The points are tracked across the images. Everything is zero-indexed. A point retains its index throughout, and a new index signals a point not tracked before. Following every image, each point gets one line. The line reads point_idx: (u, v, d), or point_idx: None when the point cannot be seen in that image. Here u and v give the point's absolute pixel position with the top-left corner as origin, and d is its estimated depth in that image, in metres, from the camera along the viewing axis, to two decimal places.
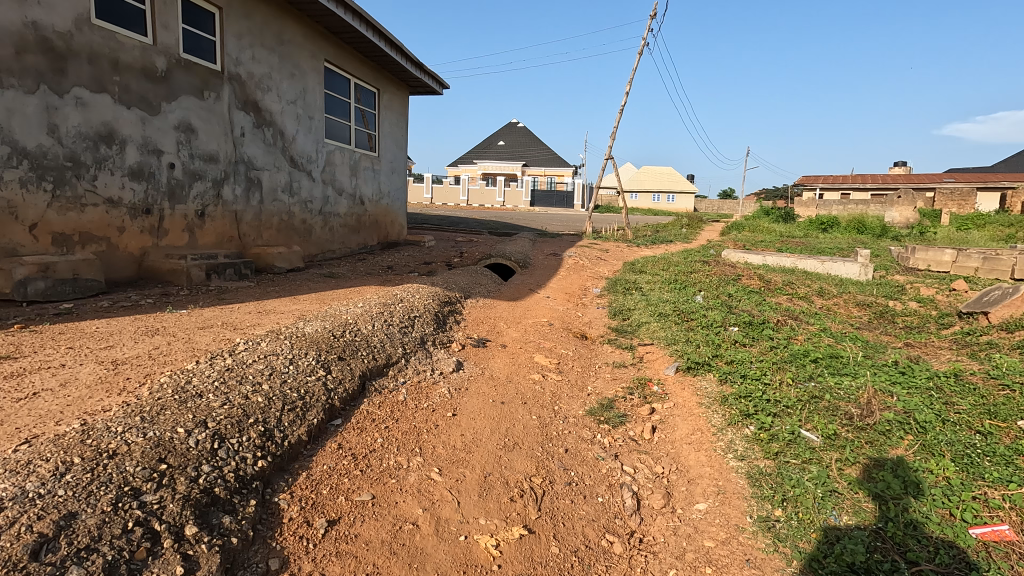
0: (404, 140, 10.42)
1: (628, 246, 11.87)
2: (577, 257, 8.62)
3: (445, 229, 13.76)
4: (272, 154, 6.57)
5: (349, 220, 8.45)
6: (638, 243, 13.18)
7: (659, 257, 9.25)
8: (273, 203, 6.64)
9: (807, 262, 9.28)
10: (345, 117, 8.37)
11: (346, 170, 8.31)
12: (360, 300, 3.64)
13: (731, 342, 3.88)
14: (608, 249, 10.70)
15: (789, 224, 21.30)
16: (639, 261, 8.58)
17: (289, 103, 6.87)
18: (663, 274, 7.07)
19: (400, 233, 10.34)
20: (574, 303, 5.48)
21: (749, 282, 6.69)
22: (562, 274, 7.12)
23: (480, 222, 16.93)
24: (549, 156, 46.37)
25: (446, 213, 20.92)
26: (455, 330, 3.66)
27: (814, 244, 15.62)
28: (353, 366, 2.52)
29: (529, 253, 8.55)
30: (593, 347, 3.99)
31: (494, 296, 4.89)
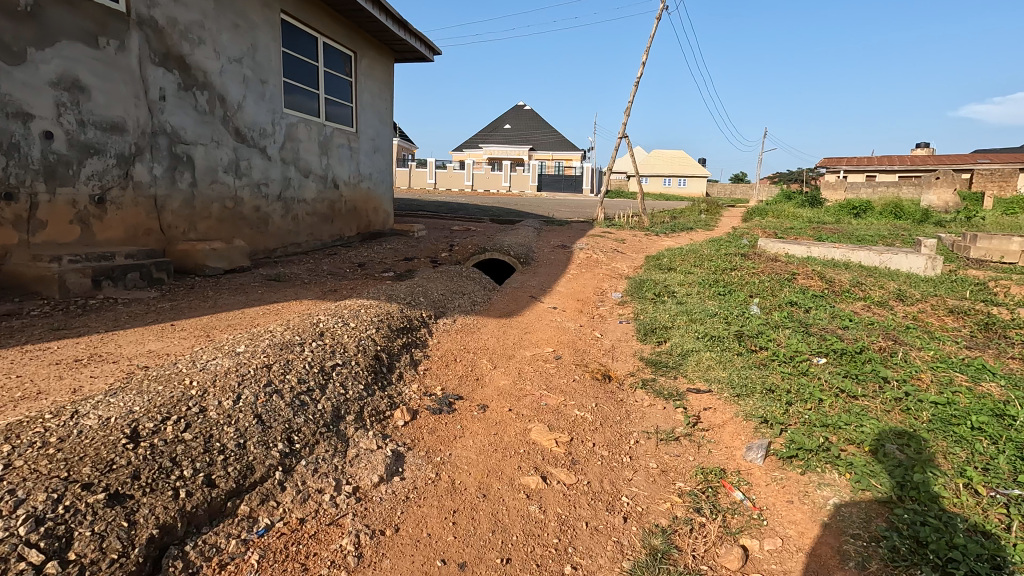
0: (390, 114, 9.05)
1: (647, 235, 10.47)
2: (590, 250, 7.28)
3: (443, 217, 12.42)
4: (208, 124, 5.25)
5: (318, 208, 7.12)
6: (657, 231, 11.76)
7: (686, 249, 7.86)
8: (211, 186, 5.33)
9: (862, 253, 7.88)
10: (313, 84, 7.02)
11: (313, 147, 6.96)
12: (256, 332, 2.32)
13: (833, 392, 2.55)
14: (624, 239, 9.34)
15: (815, 209, 19.72)
16: (664, 255, 7.20)
17: (232, 61, 5.51)
18: (698, 273, 5.70)
19: (385, 222, 9.02)
20: (589, 317, 4.16)
21: (809, 284, 5.30)
22: (572, 273, 5.79)
23: (483, 208, 15.55)
24: (557, 140, 44.65)
25: (447, 199, 19.56)
26: (408, 377, 2.35)
27: (851, 231, 14.08)
28: (146, 511, 1.33)
29: (533, 245, 7.23)
30: (622, 395, 2.68)
31: (481, 311, 3.58)
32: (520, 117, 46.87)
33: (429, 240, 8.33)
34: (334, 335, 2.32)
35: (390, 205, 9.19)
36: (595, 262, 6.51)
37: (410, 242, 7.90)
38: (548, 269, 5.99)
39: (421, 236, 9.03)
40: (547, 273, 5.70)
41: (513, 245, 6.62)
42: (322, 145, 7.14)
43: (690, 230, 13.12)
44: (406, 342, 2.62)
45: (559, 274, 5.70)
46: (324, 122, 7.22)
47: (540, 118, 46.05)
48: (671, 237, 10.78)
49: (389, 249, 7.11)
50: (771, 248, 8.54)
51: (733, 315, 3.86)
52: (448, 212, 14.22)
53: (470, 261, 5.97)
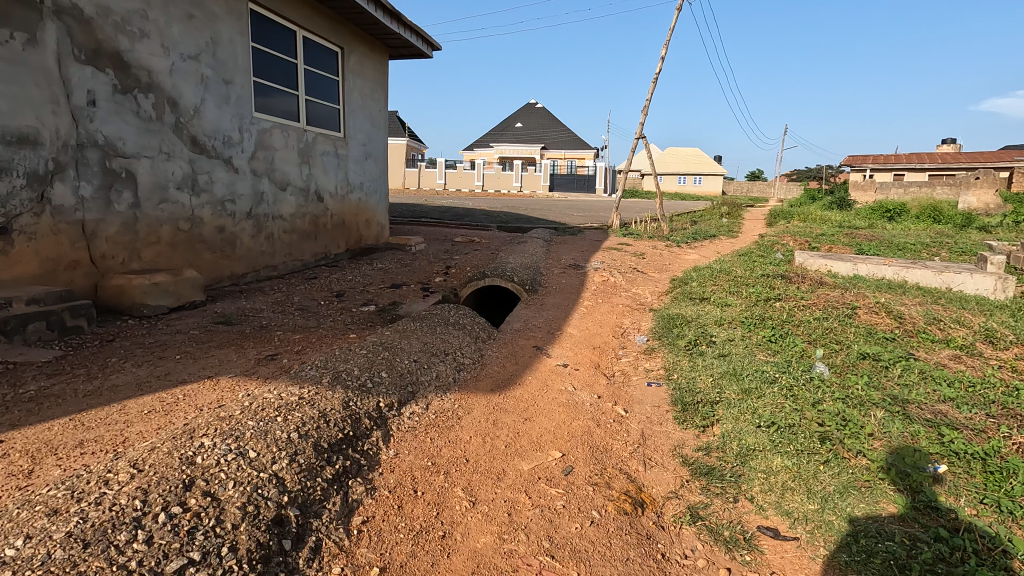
0: (384, 118, 8.22)
1: (668, 247, 9.55)
2: (607, 271, 6.38)
3: (447, 227, 11.60)
4: (155, 134, 4.45)
5: (297, 224, 6.31)
6: (679, 241, 10.82)
7: (716, 266, 6.94)
8: (160, 206, 4.54)
9: (919, 272, 6.90)
10: (291, 85, 6.20)
11: (291, 156, 6.14)
12: (91, 476, 1.47)
13: (993, 557, 1.66)
14: (642, 252, 8.43)
15: (844, 211, 18.59)
16: (693, 275, 6.29)
17: (185, 58, 4.70)
18: (739, 306, 4.77)
19: (379, 236, 8.20)
20: (608, 377, 3.28)
21: (875, 322, 4.36)
22: (586, 305, 4.90)
23: (491, 214, 14.72)
24: (569, 138, 43.64)
25: (455, 202, 18.77)
26: (330, 549, 1.49)
27: (890, 237, 12.98)
28: None
29: (541, 265, 6.35)
30: (664, 545, 1.81)
31: (468, 383, 2.72)
32: (532, 116, 45.90)
33: (426, 257, 7.49)
34: (213, 482, 1.47)
35: (385, 217, 8.37)
36: (612, 288, 5.61)
37: (403, 261, 7.08)
38: (557, 300, 5.11)
39: (418, 251, 8.19)
40: (557, 306, 4.81)
41: (517, 267, 5.75)
42: (302, 153, 6.33)
43: (714, 238, 12.13)
44: (342, 469, 1.76)
45: (571, 306, 4.82)
46: (305, 127, 6.40)
47: (552, 117, 45.07)
48: (695, 248, 9.85)
49: (378, 271, 6.30)
50: (811, 264, 7.58)
51: (800, 382, 2.96)
52: (454, 219, 13.40)
53: (467, 290, 5.12)
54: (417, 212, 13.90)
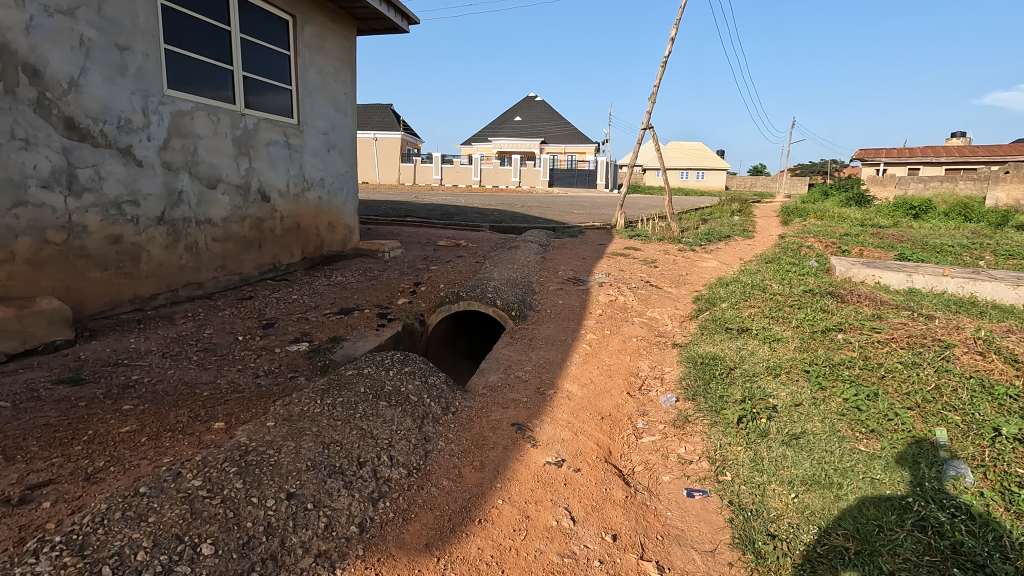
0: (351, 103, 7.01)
1: (682, 252, 8.38)
2: (614, 287, 5.20)
3: (432, 229, 10.43)
4: (3, 113, 3.28)
5: (233, 231, 5.12)
6: (692, 243, 9.65)
7: (746, 280, 5.73)
8: (14, 211, 3.36)
9: (991, 286, 5.71)
10: (224, 58, 5.01)
11: (223, 146, 4.95)
12: None
13: None
14: (652, 260, 7.23)
15: (863, 208, 17.39)
16: (721, 293, 5.08)
17: (52, 11, 3.51)
18: (793, 346, 3.58)
19: (346, 242, 7.01)
20: (626, 485, 2.11)
21: (988, 369, 3.18)
22: (589, 341, 3.73)
23: (485, 212, 13.56)
24: (570, 132, 42.32)
25: (447, 199, 17.61)
26: None
27: (922, 237, 11.78)
28: None
29: (533, 280, 5.17)
30: None
31: (386, 534, 1.56)
32: (531, 109, 44.57)
33: (398, 268, 6.32)
34: None
35: (354, 219, 7.18)
36: (622, 314, 4.43)
37: (370, 274, 5.89)
38: (552, 332, 3.92)
39: (393, 260, 7.01)
40: (550, 343, 3.64)
41: (502, 284, 4.57)
42: (238, 143, 5.14)
43: (729, 240, 10.92)
44: None
45: (568, 343, 3.65)
46: (243, 111, 5.22)
47: (552, 110, 43.75)
48: (711, 253, 8.65)
49: (332, 289, 5.12)
50: (855, 275, 6.39)
51: (947, 512, 1.78)
52: (443, 219, 12.19)
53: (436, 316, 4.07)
54: (403, 211, 12.69)
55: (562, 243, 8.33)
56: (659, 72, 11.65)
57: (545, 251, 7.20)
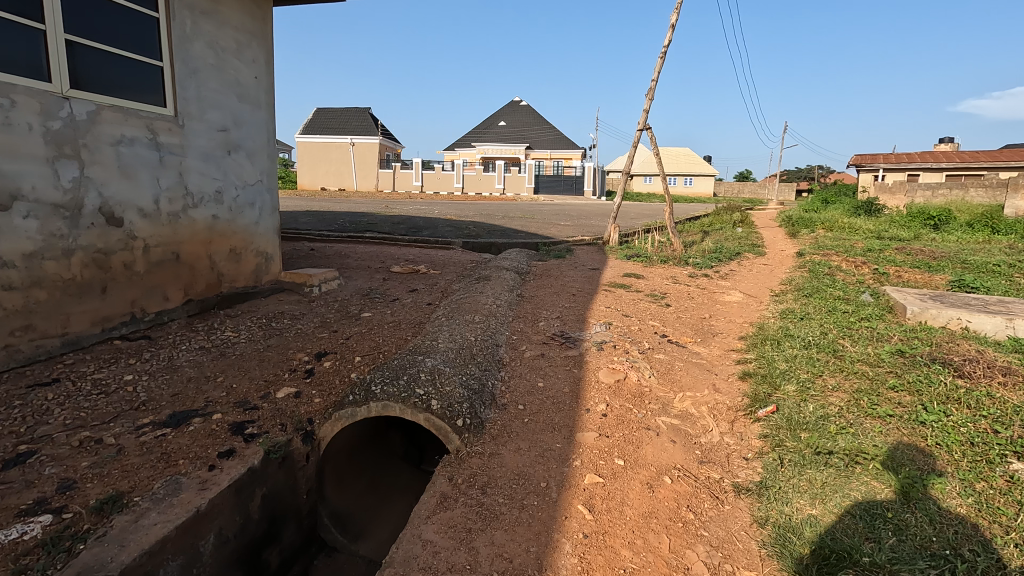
0: (266, 91, 5.31)
1: (694, 279, 6.81)
2: (619, 351, 3.56)
3: (392, 248, 8.78)
4: None
5: (45, 272, 3.39)
6: (701, 265, 8.11)
7: (800, 331, 4.09)
8: None
9: None
10: (27, 13, 3.31)
11: (21, 143, 3.23)
12: None
13: None
14: (660, 295, 5.60)
15: (873, 217, 16.07)
16: (776, 360, 3.45)
17: None
18: (963, 507, 1.96)
19: (258, 275, 5.30)
20: None
21: None
22: (590, 490, 2.08)
23: (461, 225, 11.94)
24: (556, 137, 40.91)
25: (422, 208, 15.99)
26: None
27: (956, 253, 10.35)
28: None
29: (499, 342, 3.52)
30: None
31: None
32: (516, 113, 43.07)
33: (321, 314, 4.62)
34: None
35: (271, 244, 5.46)
36: (638, 412, 2.79)
37: (274, 327, 4.20)
38: (522, 467, 2.25)
39: (322, 299, 5.32)
40: (518, 501, 2.00)
41: (449, 361, 2.89)
42: (56, 141, 3.42)
43: (741, 259, 9.38)
44: None
45: (551, 499, 2.01)
46: (68, 93, 3.50)
47: (538, 115, 42.30)
48: (728, 280, 7.05)
49: (199, 358, 3.42)
50: (933, 319, 4.70)
51: None
52: (410, 235, 10.50)
53: (330, 426, 2.51)
54: (364, 225, 10.99)
55: (546, 270, 6.68)
56: (658, 65, 10.10)
57: (523, 284, 5.53)
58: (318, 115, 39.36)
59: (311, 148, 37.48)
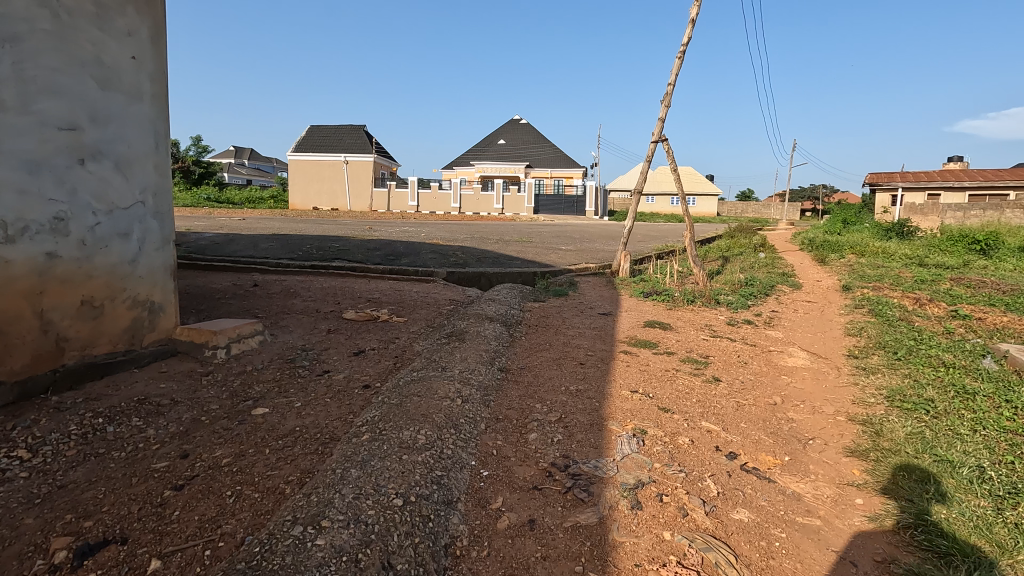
0: (152, 78, 3.80)
1: (736, 330, 5.25)
2: (670, 511, 1.98)
3: (359, 283, 7.23)
4: None
5: None
6: (736, 305, 6.56)
7: (959, 454, 2.48)
8: None
9: None
10: None
11: None
12: None
13: None
14: (701, 360, 4.01)
15: (907, 242, 14.56)
16: (974, 548, 1.83)
17: None
18: None
19: (135, 333, 3.74)
20: None
21: None
22: None
23: (448, 251, 10.45)
24: (556, 156, 39.71)
25: (410, 231, 14.56)
26: None
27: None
28: None
29: (452, 498, 1.94)
30: None
31: None
32: (516, 131, 42.01)
33: (199, 405, 3.04)
34: None
35: (159, 287, 3.90)
36: None
37: (105, 437, 2.62)
38: None
39: (223, 368, 3.73)
40: None
41: None
42: None
43: (778, 296, 7.82)
44: None
45: None
46: None
47: (538, 133, 41.17)
48: (780, 331, 5.46)
49: None
50: None
51: None
52: (385, 264, 8.95)
53: None
54: (333, 252, 9.45)
55: (544, 318, 5.09)
56: (676, 67, 8.66)
57: (512, 348, 3.94)
58: (312, 132, 38.22)
59: (303, 166, 36.25)
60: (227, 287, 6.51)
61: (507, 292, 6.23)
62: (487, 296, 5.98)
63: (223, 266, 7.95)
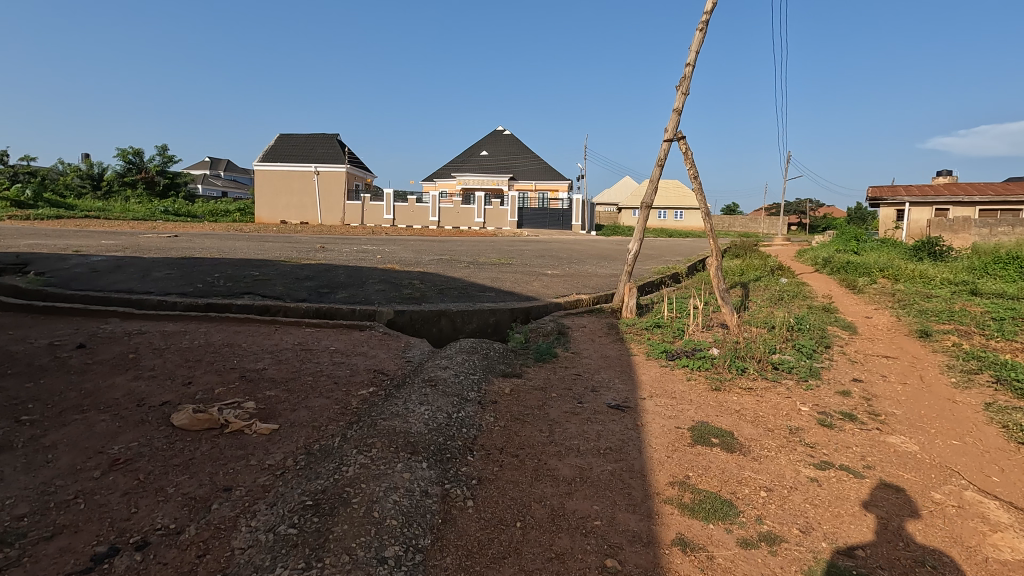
0: None
1: (840, 437, 3.15)
2: None
3: (255, 338, 5.01)
4: None
5: None
6: (804, 373, 4.47)
7: None
8: None
9: None
10: None
11: None
12: None
13: None
14: (854, 571, 1.87)
15: (940, 264, 12.71)
16: None
17: None
18: None
19: None
20: None
21: None
22: None
23: (404, 280, 8.26)
24: (541, 168, 37.80)
25: (364, 250, 12.32)
26: None
27: None
28: None
29: None
30: None
31: None
32: (498, 142, 40.09)
33: None
34: None
35: None
36: None
37: None
38: None
39: None
40: None
41: None
42: None
43: (841, 348, 5.76)
44: None
45: None
46: None
47: (522, 144, 39.27)
48: (905, 435, 3.33)
49: None
50: None
51: None
52: (312, 301, 6.70)
53: None
54: (247, 283, 7.17)
55: (516, 430, 2.88)
56: (696, 42, 6.65)
57: (431, 565, 1.79)
58: (280, 140, 35.81)
59: (270, 177, 33.79)
60: (33, 350, 4.23)
61: (462, 358, 4.01)
62: (427, 371, 3.75)
63: (72, 308, 5.66)
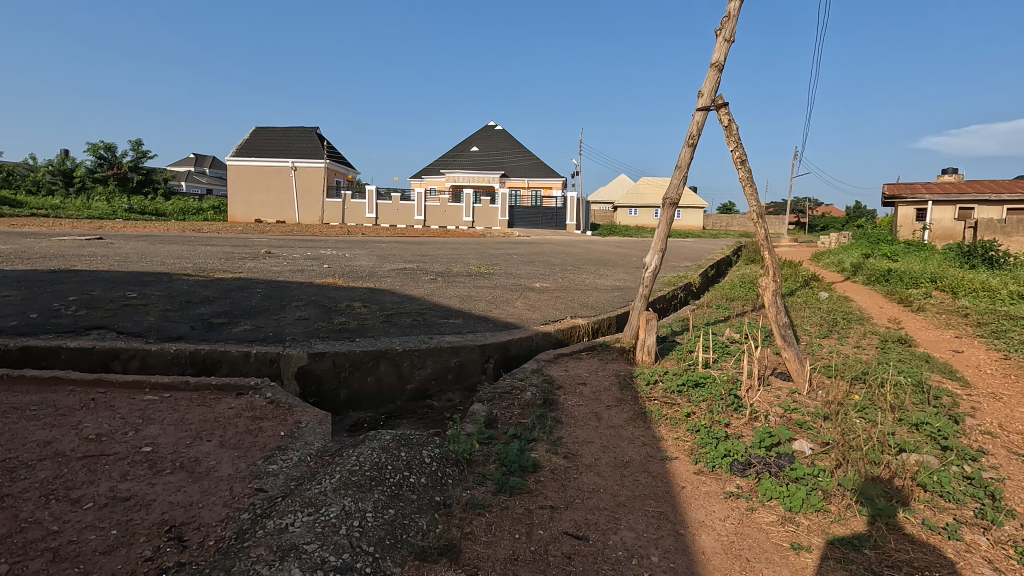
0: None
1: None
2: None
3: (30, 425, 2.96)
4: None
5: None
6: (985, 503, 2.48)
7: None
8: None
9: None
10: None
11: None
12: None
13: None
14: None
15: (1000, 274, 10.73)
16: None
17: None
18: None
19: None
20: None
21: None
22: None
23: (342, 301, 6.20)
24: (533, 164, 35.71)
25: (319, 257, 10.26)
26: None
27: None
28: None
29: None
30: None
31: None
32: (489, 138, 38.01)
33: None
34: None
35: None
36: None
37: None
38: None
39: None
40: None
41: None
42: None
43: (976, 421, 3.77)
44: None
45: None
46: None
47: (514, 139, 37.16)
48: None
49: None
50: None
51: None
52: (191, 340, 4.64)
53: None
54: (107, 312, 5.08)
55: None
56: None
57: None
58: (256, 134, 33.60)
59: (244, 173, 31.58)
60: None
61: (337, 514, 1.97)
62: (242, 562, 1.72)
63: None
